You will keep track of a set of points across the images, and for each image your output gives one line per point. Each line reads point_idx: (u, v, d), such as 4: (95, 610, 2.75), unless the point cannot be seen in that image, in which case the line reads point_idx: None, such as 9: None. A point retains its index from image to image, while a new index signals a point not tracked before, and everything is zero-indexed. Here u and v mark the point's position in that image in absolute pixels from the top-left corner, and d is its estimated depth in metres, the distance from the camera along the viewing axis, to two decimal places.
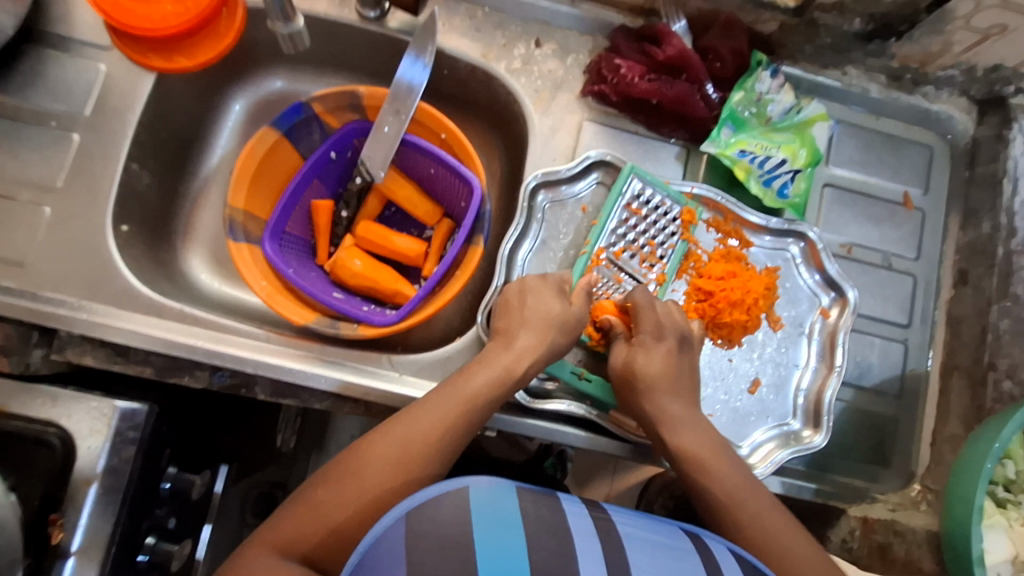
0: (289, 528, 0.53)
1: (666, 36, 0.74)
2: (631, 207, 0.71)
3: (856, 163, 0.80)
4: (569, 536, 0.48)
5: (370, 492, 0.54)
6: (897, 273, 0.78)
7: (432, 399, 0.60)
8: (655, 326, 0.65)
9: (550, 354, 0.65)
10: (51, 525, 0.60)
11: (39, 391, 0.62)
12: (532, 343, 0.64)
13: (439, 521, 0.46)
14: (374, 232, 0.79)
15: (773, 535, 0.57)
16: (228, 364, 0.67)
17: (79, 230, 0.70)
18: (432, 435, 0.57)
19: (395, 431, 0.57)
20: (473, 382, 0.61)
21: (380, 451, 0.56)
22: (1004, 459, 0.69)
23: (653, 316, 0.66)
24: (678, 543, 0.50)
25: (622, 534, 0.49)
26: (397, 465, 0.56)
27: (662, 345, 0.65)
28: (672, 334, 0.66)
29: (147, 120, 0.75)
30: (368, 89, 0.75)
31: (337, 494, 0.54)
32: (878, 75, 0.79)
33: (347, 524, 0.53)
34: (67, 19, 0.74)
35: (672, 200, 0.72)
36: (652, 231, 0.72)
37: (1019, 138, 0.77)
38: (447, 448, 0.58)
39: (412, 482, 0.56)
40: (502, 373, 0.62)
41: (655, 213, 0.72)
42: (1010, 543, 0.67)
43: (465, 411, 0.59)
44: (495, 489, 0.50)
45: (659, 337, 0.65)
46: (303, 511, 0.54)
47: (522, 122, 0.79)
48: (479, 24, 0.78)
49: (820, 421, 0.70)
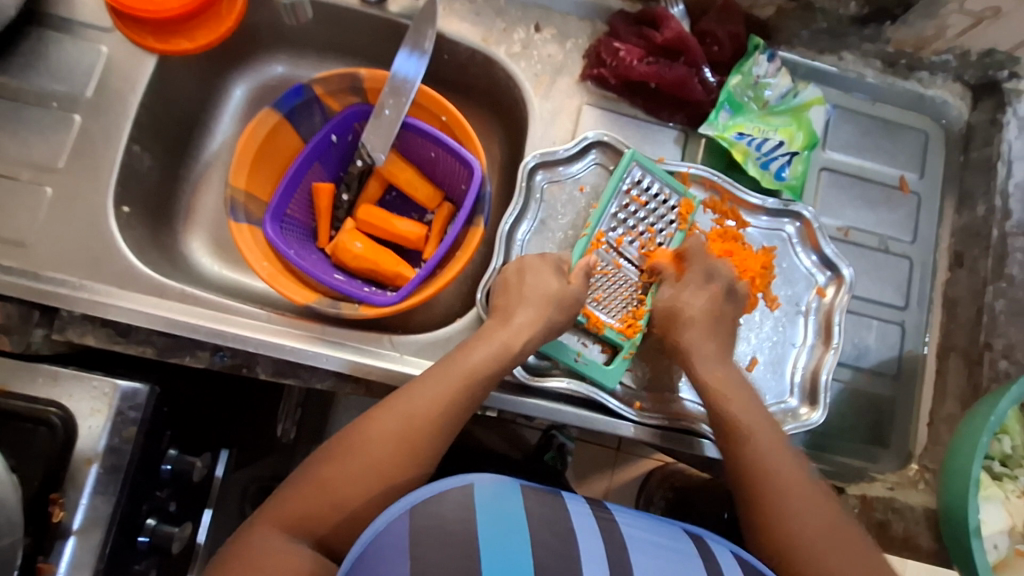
0: (295, 505, 0.53)
1: (664, 20, 0.75)
2: (633, 196, 0.72)
3: (852, 147, 0.80)
4: (574, 537, 0.48)
5: (376, 466, 0.54)
6: (894, 255, 0.79)
7: (433, 375, 0.60)
8: (705, 269, 0.69)
9: (549, 328, 0.65)
10: (52, 504, 0.60)
11: (38, 370, 0.62)
12: (532, 318, 0.64)
13: (445, 518, 0.46)
14: (375, 215, 0.80)
15: (807, 499, 0.56)
16: (232, 343, 0.68)
17: (80, 211, 0.70)
18: (434, 409, 0.57)
19: (396, 406, 0.57)
20: (474, 356, 0.61)
21: (384, 425, 0.56)
22: (1000, 434, 0.71)
23: (703, 262, 0.69)
24: (682, 545, 0.51)
25: (626, 535, 0.50)
26: (402, 439, 0.56)
27: (709, 288, 0.68)
28: (722, 279, 0.69)
29: (148, 102, 0.75)
30: (369, 72, 0.75)
31: (343, 470, 0.54)
32: (874, 60, 0.80)
33: (354, 498, 0.53)
34: (69, 2, 0.75)
35: (672, 190, 0.72)
36: (651, 220, 0.72)
37: (1013, 122, 0.78)
38: (448, 422, 0.58)
39: (418, 456, 0.56)
40: (500, 348, 0.62)
41: (656, 203, 0.72)
42: (1007, 513, 0.69)
43: (468, 385, 0.60)
44: (499, 488, 0.50)
45: (708, 279, 0.69)
46: (308, 487, 0.53)
47: (522, 107, 0.80)
48: (479, 9, 0.79)
49: (817, 398, 0.71)
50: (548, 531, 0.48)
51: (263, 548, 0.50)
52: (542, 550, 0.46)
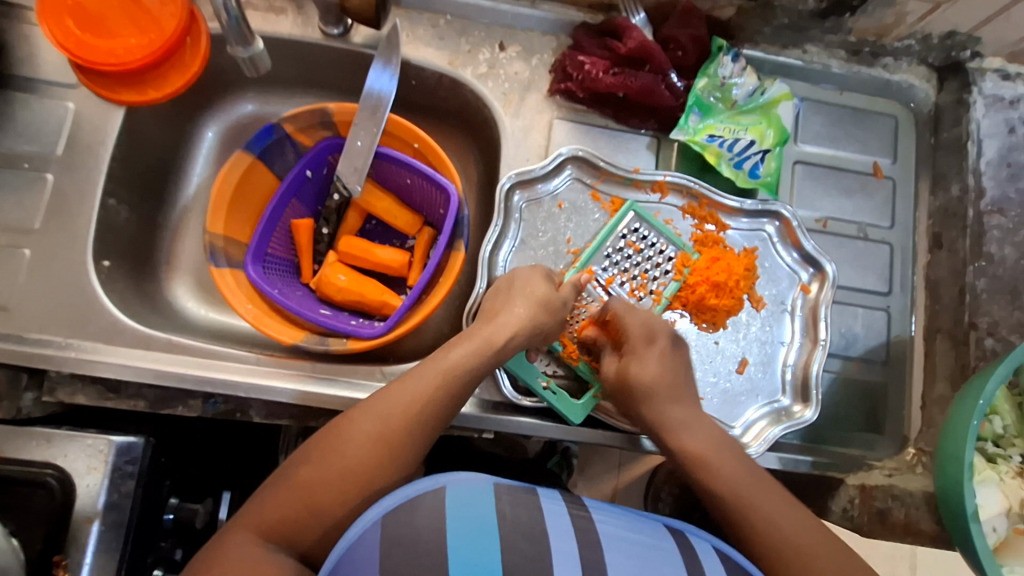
0: (271, 510, 0.52)
1: (626, 30, 0.75)
2: (630, 242, 0.73)
3: (824, 138, 0.81)
4: (546, 538, 0.49)
5: (352, 468, 0.54)
6: (873, 242, 0.80)
7: (413, 374, 0.60)
8: (642, 330, 0.66)
9: (533, 333, 0.64)
10: (55, 566, 0.59)
11: (32, 433, 0.62)
12: (518, 317, 0.63)
13: (417, 528, 0.47)
14: (356, 247, 0.80)
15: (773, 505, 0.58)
16: (223, 389, 0.67)
17: (60, 270, 0.70)
18: (413, 409, 0.57)
19: (375, 406, 0.57)
20: (453, 355, 0.61)
21: (360, 426, 0.56)
22: (991, 415, 0.72)
23: (638, 320, 0.66)
24: (660, 542, 0.52)
25: (600, 533, 0.51)
26: (379, 439, 0.55)
27: (653, 348, 0.65)
28: (661, 336, 0.66)
29: (119, 154, 0.75)
30: (337, 106, 0.76)
31: (319, 473, 0.54)
32: (838, 50, 0.81)
33: (330, 501, 0.53)
34: (31, 60, 0.74)
35: (669, 242, 0.73)
36: (646, 266, 0.73)
37: (980, 101, 0.79)
38: (427, 422, 0.58)
39: (395, 456, 0.55)
40: (481, 344, 0.62)
41: (653, 251, 0.73)
42: (1002, 496, 0.70)
43: (444, 385, 0.59)
44: (471, 489, 0.50)
45: (650, 340, 0.66)
46: (284, 491, 0.53)
47: (493, 126, 0.80)
48: (442, 33, 0.79)
49: (808, 395, 0.71)
50: (533, 546, 0.48)
51: (241, 557, 0.49)
52: (516, 557, 0.46)
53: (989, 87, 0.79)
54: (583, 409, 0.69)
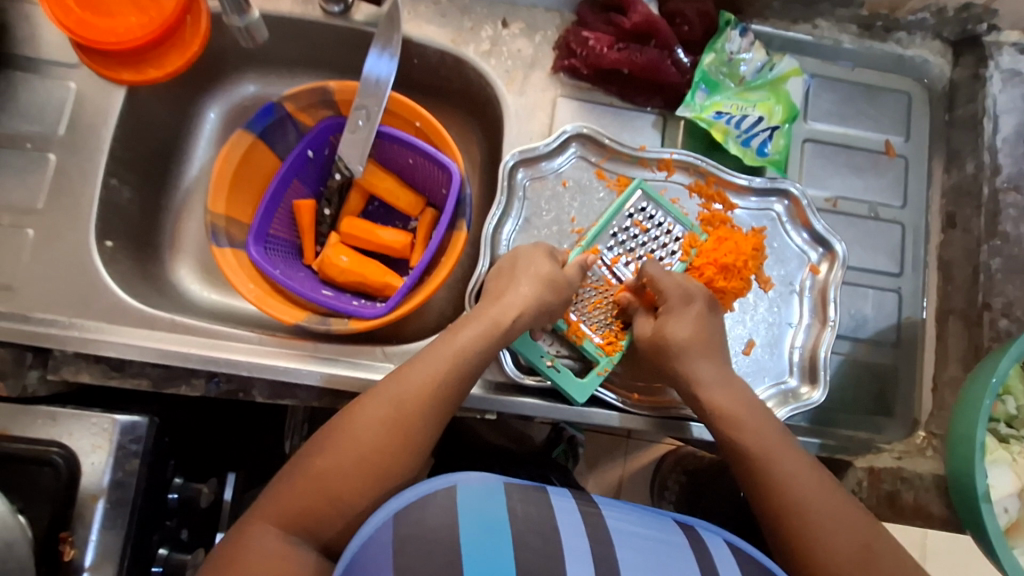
0: (290, 500, 0.51)
1: (630, 4, 0.74)
2: (636, 220, 0.71)
3: (835, 116, 0.79)
4: (557, 533, 0.48)
5: (368, 455, 0.53)
6: (885, 222, 0.78)
7: (423, 357, 0.59)
8: (679, 290, 0.65)
9: (538, 313, 0.63)
10: (62, 543, 0.60)
11: (38, 412, 0.62)
12: (523, 296, 0.62)
13: (427, 526, 0.46)
14: (358, 227, 0.79)
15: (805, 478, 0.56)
16: (225, 368, 0.67)
17: (63, 250, 0.70)
18: (425, 393, 0.57)
19: (387, 391, 0.57)
20: (463, 337, 0.60)
21: (373, 411, 0.55)
22: (1004, 396, 0.71)
23: (673, 281, 0.66)
24: (672, 537, 0.51)
25: (611, 529, 0.50)
26: (393, 424, 0.55)
27: (691, 308, 0.65)
28: (701, 296, 0.66)
29: (120, 135, 0.75)
30: (338, 84, 0.75)
31: (335, 462, 0.53)
32: (850, 25, 0.79)
33: (349, 490, 0.52)
34: (32, 40, 0.74)
35: (676, 222, 0.72)
36: (652, 246, 0.71)
37: (996, 76, 0.77)
38: (439, 406, 0.57)
39: (410, 441, 0.55)
40: (490, 325, 0.61)
41: (660, 231, 0.71)
42: (1014, 476, 0.69)
43: (455, 367, 0.58)
44: (483, 487, 0.50)
45: (689, 300, 0.65)
46: (302, 480, 0.52)
47: (496, 105, 0.79)
48: (444, 10, 0.78)
49: (817, 376, 0.70)
50: (537, 535, 0.48)
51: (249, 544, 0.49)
52: (525, 551, 0.46)
53: (1006, 61, 0.77)
54: (585, 388, 0.68)
